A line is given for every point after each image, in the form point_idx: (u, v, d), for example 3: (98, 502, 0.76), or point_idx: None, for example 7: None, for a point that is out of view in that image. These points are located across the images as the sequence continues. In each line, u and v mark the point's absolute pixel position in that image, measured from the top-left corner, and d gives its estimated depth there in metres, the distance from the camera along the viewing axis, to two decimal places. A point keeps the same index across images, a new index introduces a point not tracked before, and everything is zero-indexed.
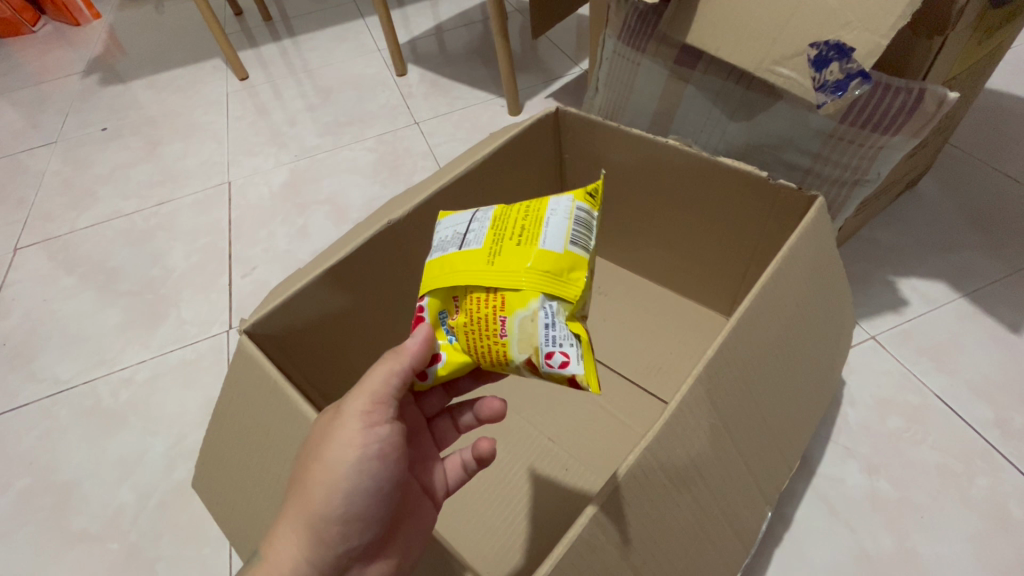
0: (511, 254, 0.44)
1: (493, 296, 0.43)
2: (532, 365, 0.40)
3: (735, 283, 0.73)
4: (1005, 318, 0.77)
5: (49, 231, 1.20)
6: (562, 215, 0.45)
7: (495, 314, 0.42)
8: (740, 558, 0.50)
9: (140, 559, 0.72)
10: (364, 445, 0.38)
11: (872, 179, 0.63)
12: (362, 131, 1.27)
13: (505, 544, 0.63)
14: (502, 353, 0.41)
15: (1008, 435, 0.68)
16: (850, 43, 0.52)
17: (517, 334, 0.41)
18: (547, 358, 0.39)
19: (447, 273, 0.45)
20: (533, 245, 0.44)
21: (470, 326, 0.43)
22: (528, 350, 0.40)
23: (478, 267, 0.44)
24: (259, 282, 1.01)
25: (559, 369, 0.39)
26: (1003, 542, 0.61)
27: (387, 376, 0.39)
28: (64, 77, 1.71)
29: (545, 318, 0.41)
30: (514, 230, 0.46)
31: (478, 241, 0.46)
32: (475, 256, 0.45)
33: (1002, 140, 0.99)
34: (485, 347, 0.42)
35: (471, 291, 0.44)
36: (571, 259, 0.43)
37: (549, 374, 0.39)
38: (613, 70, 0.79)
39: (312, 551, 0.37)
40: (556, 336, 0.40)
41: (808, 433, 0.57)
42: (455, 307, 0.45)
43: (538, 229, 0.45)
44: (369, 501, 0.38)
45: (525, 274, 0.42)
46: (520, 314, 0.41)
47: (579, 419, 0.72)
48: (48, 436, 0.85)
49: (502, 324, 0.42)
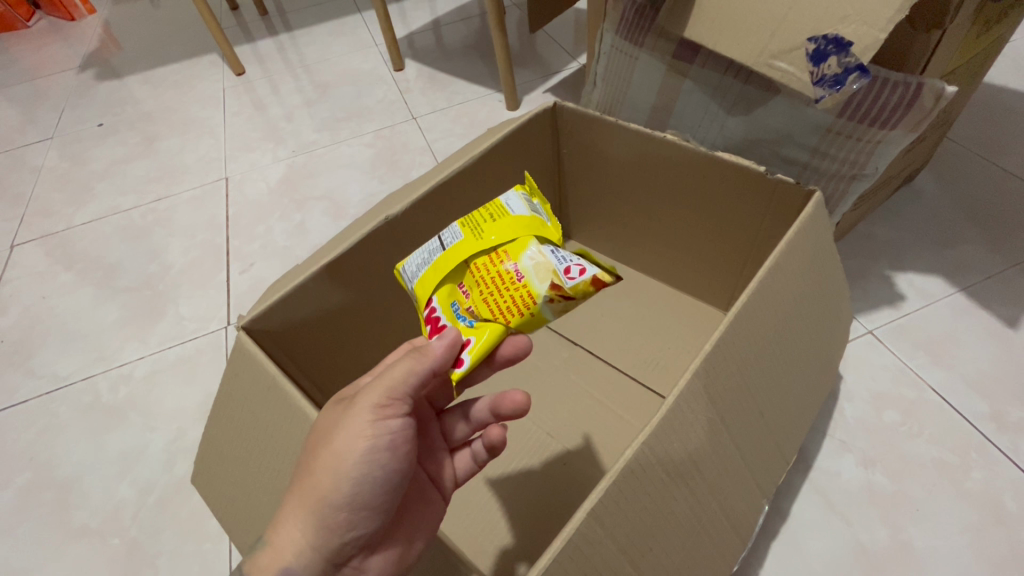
0: (490, 228, 0.48)
1: (496, 256, 0.46)
2: (557, 290, 0.43)
3: (733, 277, 0.73)
4: (1002, 312, 0.78)
5: (45, 228, 1.19)
6: (514, 197, 0.52)
7: (507, 266, 0.45)
8: (737, 551, 0.50)
9: (141, 555, 0.72)
10: (376, 436, 0.38)
11: (870, 174, 0.63)
12: (360, 126, 1.27)
13: (505, 536, 0.63)
14: (529, 294, 0.44)
15: (1003, 428, 0.68)
16: (848, 37, 0.52)
17: (532, 271, 0.44)
18: (566, 274, 0.43)
19: (443, 268, 0.48)
20: (505, 216, 0.50)
21: (485, 292, 0.45)
22: (548, 277, 0.44)
23: (469, 248, 0.48)
24: (257, 278, 1.00)
25: (580, 277, 0.43)
26: (998, 535, 0.62)
27: (408, 371, 0.39)
28: (59, 73, 1.70)
29: (550, 250, 0.46)
30: (484, 215, 0.51)
31: (456, 234, 0.50)
32: (462, 241, 0.48)
33: (1000, 134, 1.00)
34: (510, 299, 0.44)
35: (473, 269, 0.47)
36: (536, 218, 0.49)
37: (574, 289, 0.43)
38: (610, 64, 0.79)
39: (318, 538, 0.37)
40: (565, 257, 0.45)
41: (806, 427, 0.57)
42: (464, 293, 0.47)
43: (501, 206, 0.51)
44: (378, 492, 0.38)
45: (512, 233, 0.47)
46: (528, 255, 0.45)
47: (578, 413, 0.72)
48: (47, 432, 0.85)
49: (517, 271, 0.45)
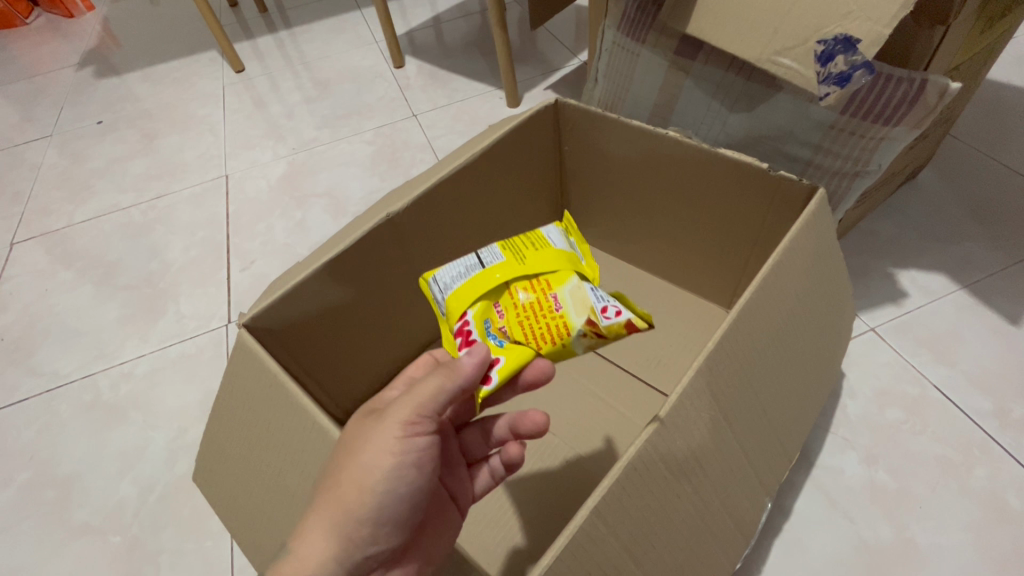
0: (533, 256, 0.50)
1: (537, 283, 0.48)
2: (592, 326, 0.44)
3: (736, 275, 0.73)
4: (1005, 310, 0.78)
5: (45, 225, 1.19)
6: (555, 233, 0.55)
7: (547, 294, 0.47)
8: (740, 549, 0.50)
9: (142, 553, 0.71)
10: (403, 452, 0.38)
11: (872, 171, 0.62)
12: (360, 123, 1.26)
13: (508, 535, 0.63)
14: (564, 324, 0.45)
15: (1006, 425, 0.68)
16: (854, 35, 0.51)
17: (571, 304, 0.46)
18: (603, 312, 0.44)
19: (482, 284, 0.48)
20: (547, 249, 0.52)
21: (522, 316, 0.46)
22: (586, 312, 0.45)
23: (511, 270, 0.49)
24: (258, 276, 1.00)
25: (616, 317, 0.44)
26: (1001, 533, 0.62)
27: (437, 390, 0.39)
28: (58, 70, 1.69)
29: (590, 287, 0.47)
30: (526, 245, 0.52)
31: (497, 256, 0.51)
32: (505, 264, 0.50)
33: (1003, 131, 0.99)
34: (545, 326, 0.45)
35: (514, 292, 0.48)
36: (575, 257, 0.52)
37: (608, 328, 0.44)
38: (612, 61, 0.79)
39: (341, 551, 0.37)
40: (603, 297, 0.46)
41: (809, 425, 0.57)
42: (498, 312, 0.47)
43: (543, 240, 0.53)
44: (402, 506, 0.38)
45: (557, 265, 0.49)
46: (568, 288, 0.47)
47: (581, 412, 0.72)
48: (47, 431, 0.85)
49: (555, 300, 0.47)
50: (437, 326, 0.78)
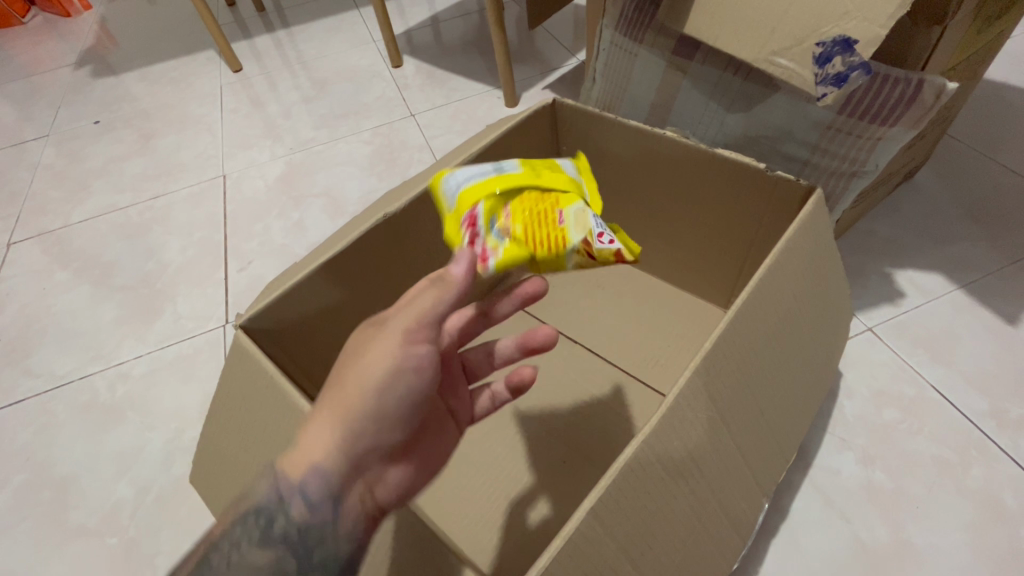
0: (546, 173, 0.51)
1: (547, 196, 0.49)
2: (585, 246, 0.46)
3: (733, 275, 0.73)
4: (1002, 309, 0.78)
5: (42, 226, 1.18)
6: (568, 164, 0.56)
7: (554, 206, 0.48)
8: (737, 549, 0.50)
9: (139, 554, 0.71)
10: (405, 354, 0.37)
11: (870, 171, 0.62)
12: (358, 123, 1.26)
13: (502, 535, 0.61)
14: (561, 236, 0.46)
15: (1003, 425, 0.68)
16: (852, 35, 0.51)
17: (573, 221, 0.47)
18: (600, 236, 0.45)
19: (496, 180, 0.50)
20: (559, 171, 0.53)
21: (526, 220, 0.48)
22: (585, 233, 0.46)
23: (524, 180, 0.50)
24: (255, 276, 1.00)
25: (609, 245, 0.45)
26: (997, 533, 0.62)
27: (434, 301, 0.39)
28: (55, 70, 1.69)
29: (594, 213, 0.48)
30: (539, 166, 0.54)
31: (512, 164, 0.52)
32: (519, 172, 0.51)
33: (1001, 131, 0.99)
34: (545, 234, 0.47)
35: (523, 196, 0.49)
36: (582, 186, 0.53)
37: (599, 251, 0.45)
38: (609, 61, 0.79)
39: (344, 446, 0.36)
40: (603, 226, 0.47)
41: (806, 425, 0.57)
42: (507, 211, 0.49)
43: (557, 166, 0.55)
44: (404, 410, 0.38)
45: (568, 186, 0.50)
46: (573, 208, 0.48)
47: (578, 411, 0.69)
48: (44, 431, 0.85)
49: (560, 214, 0.48)
50: None
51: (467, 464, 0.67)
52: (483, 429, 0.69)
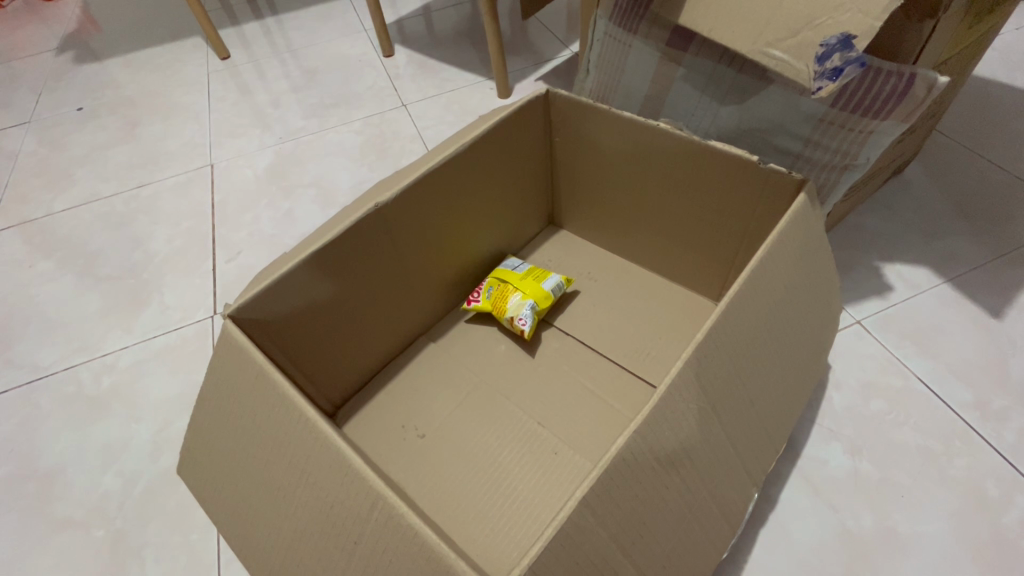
0: (528, 279, 0.76)
1: (515, 282, 0.76)
2: (512, 321, 0.73)
3: (726, 267, 0.72)
4: (987, 303, 0.79)
5: (23, 215, 1.16)
6: (553, 279, 0.77)
7: (511, 289, 0.75)
8: (727, 539, 0.50)
9: (125, 547, 0.71)
10: None
11: (861, 165, 0.62)
12: (349, 113, 1.24)
13: (494, 531, 0.60)
14: (501, 308, 0.74)
15: (987, 416, 0.69)
16: (846, 26, 0.52)
17: (513, 306, 0.73)
18: (519, 320, 0.72)
19: (500, 269, 0.80)
20: (542, 279, 0.76)
21: (492, 294, 0.77)
22: (515, 313, 0.73)
23: (511, 274, 0.77)
24: (244, 267, 0.99)
25: (521, 325, 0.72)
26: (979, 520, 0.63)
27: None
28: (37, 55, 1.65)
29: (525, 311, 0.72)
30: (532, 277, 0.76)
31: (522, 265, 0.79)
32: (516, 270, 0.78)
33: (988, 127, 1.01)
34: (496, 305, 0.75)
35: (500, 279, 0.78)
36: (547, 293, 0.75)
37: (516, 326, 0.73)
38: (603, 52, 0.78)
39: None
40: (528, 317, 0.72)
41: (796, 415, 0.57)
42: (488, 289, 0.78)
43: (545, 277, 0.76)
44: None
45: (534, 288, 0.74)
46: (518, 300, 0.74)
47: (570, 403, 0.69)
48: (28, 423, 0.84)
49: (511, 295, 0.75)
50: (426, 318, 0.78)
51: (459, 457, 0.66)
52: (476, 422, 0.69)
